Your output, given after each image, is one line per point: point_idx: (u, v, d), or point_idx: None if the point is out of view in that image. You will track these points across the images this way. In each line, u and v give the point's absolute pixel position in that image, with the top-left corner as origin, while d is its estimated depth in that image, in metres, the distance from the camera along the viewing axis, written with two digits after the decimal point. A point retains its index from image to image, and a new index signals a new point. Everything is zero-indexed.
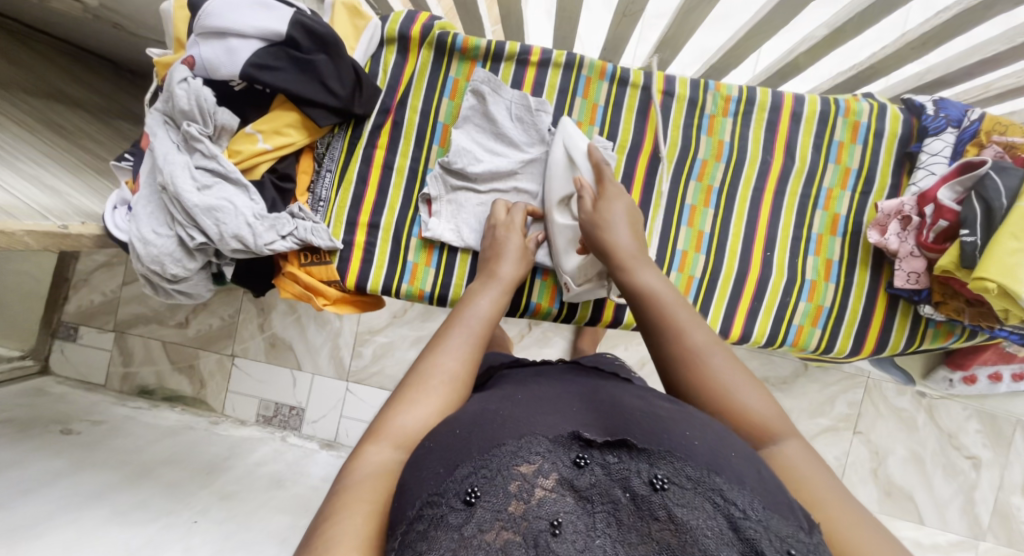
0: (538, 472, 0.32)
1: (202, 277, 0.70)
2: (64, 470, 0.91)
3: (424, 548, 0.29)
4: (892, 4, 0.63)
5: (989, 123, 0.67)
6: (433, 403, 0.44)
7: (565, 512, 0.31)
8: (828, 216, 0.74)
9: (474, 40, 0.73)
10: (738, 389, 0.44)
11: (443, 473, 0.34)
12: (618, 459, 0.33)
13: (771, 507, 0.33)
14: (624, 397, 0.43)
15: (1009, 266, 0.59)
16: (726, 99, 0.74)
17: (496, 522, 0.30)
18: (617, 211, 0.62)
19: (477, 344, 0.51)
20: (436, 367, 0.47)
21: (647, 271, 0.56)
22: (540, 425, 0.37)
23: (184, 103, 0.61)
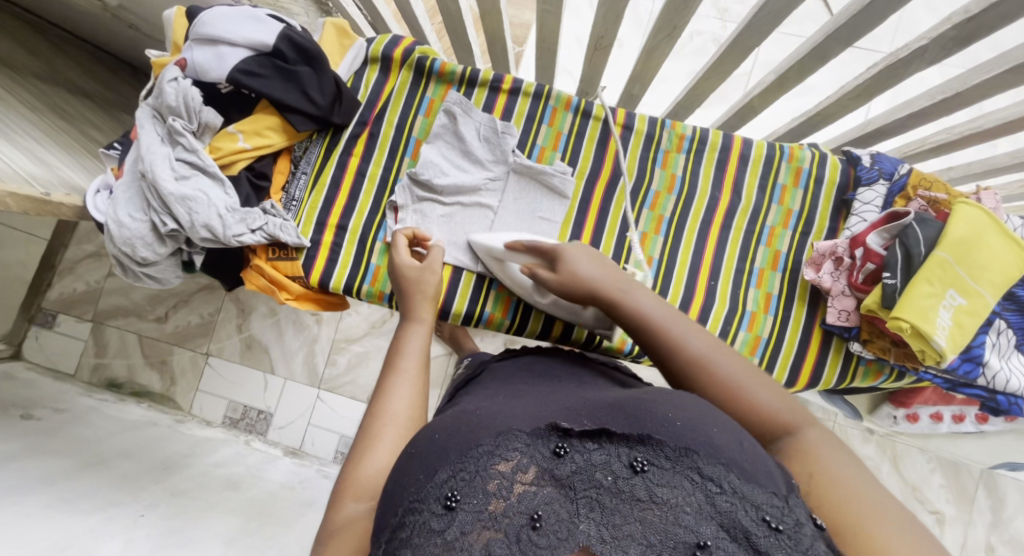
0: (517, 468, 0.33)
1: (171, 263, 0.73)
2: (18, 453, 0.91)
3: (408, 554, 0.31)
4: (824, 56, 0.69)
5: (915, 177, 0.73)
6: (383, 448, 0.45)
7: (546, 504, 0.32)
8: (770, 252, 0.79)
9: (451, 66, 0.79)
10: (752, 389, 0.46)
11: (423, 479, 0.35)
12: (597, 447, 0.36)
13: (747, 477, 0.35)
14: (603, 392, 0.45)
15: (922, 310, 0.63)
16: (681, 137, 0.80)
17: (477, 522, 0.30)
18: (576, 259, 0.59)
19: (420, 379, 0.53)
20: (381, 412, 0.48)
21: (642, 293, 0.55)
22: (517, 421, 0.38)
23: (172, 101, 0.65)
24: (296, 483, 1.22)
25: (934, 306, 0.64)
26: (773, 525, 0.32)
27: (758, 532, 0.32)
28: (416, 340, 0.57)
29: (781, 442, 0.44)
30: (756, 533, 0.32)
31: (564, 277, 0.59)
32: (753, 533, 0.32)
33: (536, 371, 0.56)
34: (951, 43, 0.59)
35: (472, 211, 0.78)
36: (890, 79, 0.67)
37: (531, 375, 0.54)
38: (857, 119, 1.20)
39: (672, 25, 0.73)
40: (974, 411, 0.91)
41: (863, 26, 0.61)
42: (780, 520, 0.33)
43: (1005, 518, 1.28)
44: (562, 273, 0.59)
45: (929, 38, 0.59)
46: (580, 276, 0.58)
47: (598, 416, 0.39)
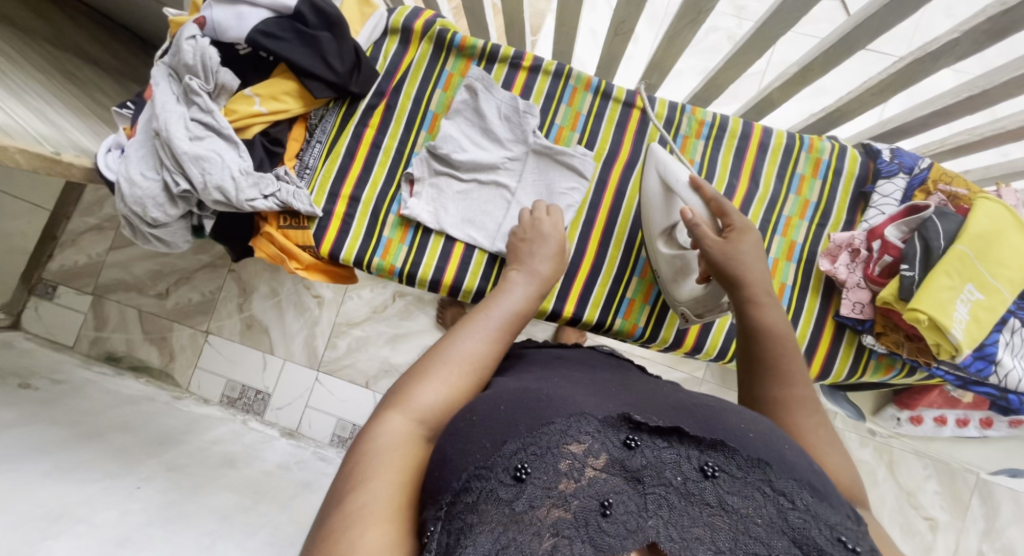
0: (588, 452, 0.34)
1: (181, 227, 0.72)
2: (15, 421, 0.90)
3: (475, 521, 0.30)
4: (850, 48, 0.68)
5: (937, 172, 0.73)
6: (450, 383, 0.44)
7: (615, 493, 0.32)
8: (786, 242, 0.79)
9: (472, 40, 0.78)
10: (826, 449, 0.44)
11: (490, 447, 0.34)
12: (668, 445, 0.35)
13: (817, 496, 0.35)
14: (670, 391, 0.46)
15: (940, 302, 0.62)
16: (700, 123, 0.79)
17: (546, 499, 0.31)
18: (749, 246, 0.59)
19: (504, 332, 0.51)
20: (461, 348, 0.47)
21: (773, 313, 0.55)
22: (587, 405, 0.38)
23: (189, 59, 0.64)
24: (293, 464, 1.22)
25: (952, 299, 0.63)
26: (848, 546, 0.32)
27: (833, 550, 0.32)
28: (518, 296, 0.56)
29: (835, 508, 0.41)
30: (831, 551, 0.32)
31: (729, 249, 0.59)
32: (827, 549, 0.31)
33: (557, 359, 0.55)
34: (984, 36, 0.58)
35: (489, 189, 0.77)
36: (916, 74, 0.66)
37: (552, 365, 0.53)
38: (871, 121, 1.18)
39: (697, 11, 0.71)
40: (979, 416, 0.90)
41: (892, 17, 0.60)
42: (853, 541, 0.33)
43: (998, 527, 1.28)
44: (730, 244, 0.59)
45: (960, 31, 0.58)
46: (745, 261, 0.58)
47: (668, 415, 0.39)
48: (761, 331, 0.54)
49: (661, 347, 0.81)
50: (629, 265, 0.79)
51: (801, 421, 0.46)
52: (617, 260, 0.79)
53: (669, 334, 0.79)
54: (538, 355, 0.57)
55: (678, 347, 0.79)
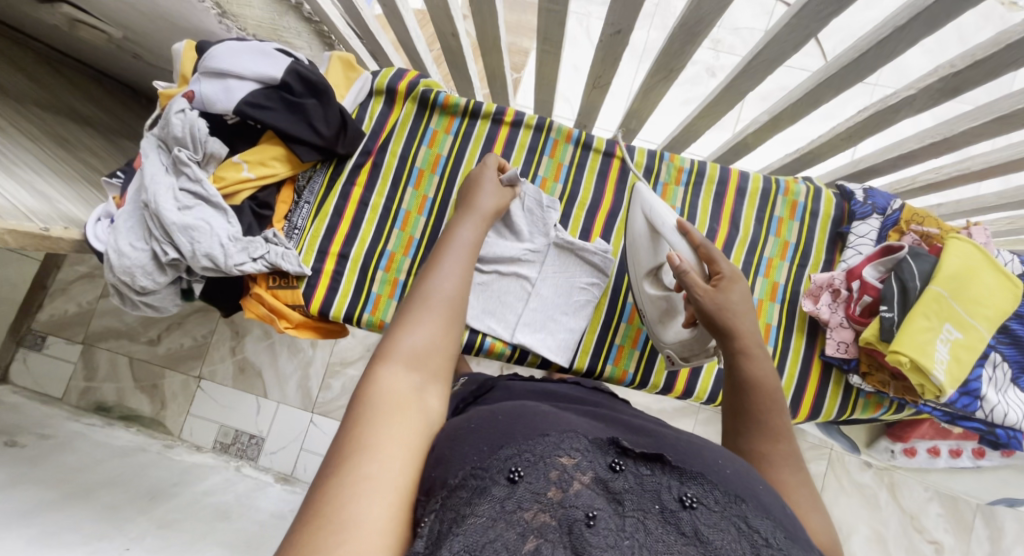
0: (577, 467, 0.35)
1: (170, 291, 0.73)
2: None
3: (467, 512, 0.31)
4: (816, 102, 0.72)
5: (908, 213, 0.74)
6: (433, 325, 0.47)
7: (599, 509, 0.33)
8: (768, 283, 0.80)
9: (455, 99, 0.81)
10: (806, 509, 0.44)
11: (486, 450, 0.35)
12: (650, 472, 0.36)
13: (790, 538, 0.35)
14: (640, 420, 0.47)
15: (920, 345, 0.63)
16: (679, 170, 0.82)
17: (536, 503, 0.32)
18: (740, 295, 0.59)
19: (468, 264, 0.55)
20: (435, 287, 0.50)
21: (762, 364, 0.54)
22: (580, 427, 0.39)
23: (178, 131, 0.66)
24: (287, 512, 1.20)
25: (931, 340, 0.64)
26: None
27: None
28: (469, 230, 0.59)
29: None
30: None
31: (724, 301, 0.58)
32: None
33: (549, 393, 0.55)
34: (937, 94, 0.61)
35: (507, 279, 0.78)
36: (881, 122, 0.70)
37: (531, 398, 0.53)
38: (843, 161, 1.23)
39: (669, 68, 0.75)
40: (972, 446, 0.89)
41: (854, 76, 0.64)
42: None
43: (1003, 548, 1.27)
44: (722, 294, 0.59)
45: (916, 88, 0.61)
46: (736, 310, 0.57)
47: (648, 445, 0.40)
48: (749, 385, 0.53)
49: (654, 390, 0.81)
50: (616, 312, 0.80)
51: (786, 475, 0.47)
52: (605, 306, 0.80)
53: (659, 380, 0.80)
54: (519, 388, 0.57)
55: (670, 392, 0.80)
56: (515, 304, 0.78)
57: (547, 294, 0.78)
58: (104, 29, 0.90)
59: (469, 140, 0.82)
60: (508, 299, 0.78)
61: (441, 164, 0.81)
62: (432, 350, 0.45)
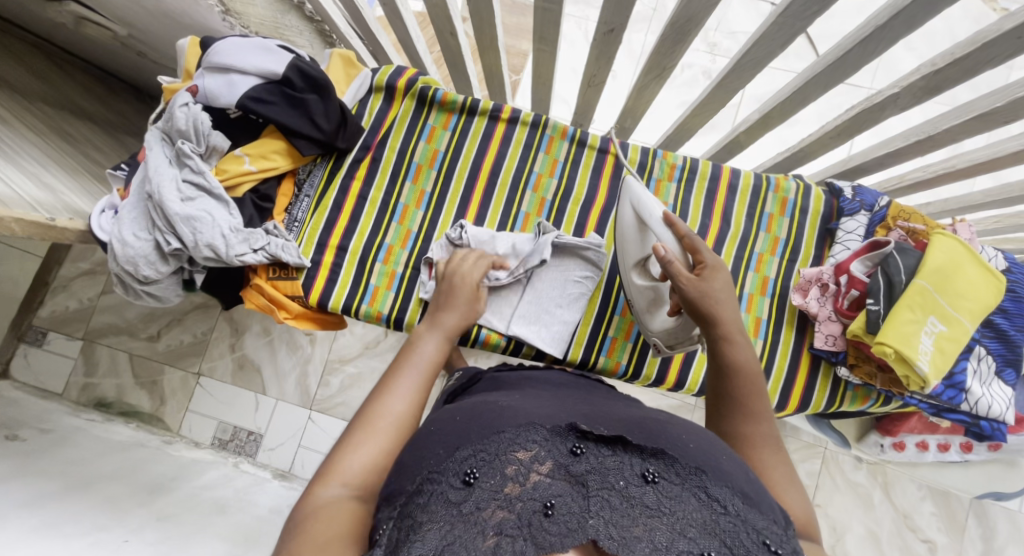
0: (534, 459, 0.37)
1: (172, 282, 0.74)
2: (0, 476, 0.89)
3: (424, 519, 0.33)
4: (805, 99, 0.73)
5: (895, 210, 0.76)
6: (377, 444, 0.49)
7: (558, 495, 0.35)
8: (758, 277, 0.82)
9: (452, 96, 0.83)
10: (785, 485, 0.48)
11: (443, 453, 0.39)
12: (611, 452, 0.39)
13: (750, 503, 0.38)
14: (620, 406, 0.51)
15: (904, 335, 0.65)
16: (672, 166, 0.83)
17: (493, 500, 0.34)
18: (722, 284, 0.62)
19: (423, 382, 0.57)
20: (384, 408, 0.52)
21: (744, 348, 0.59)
22: (538, 417, 0.42)
23: (182, 125, 0.67)
24: (285, 507, 1.21)
25: (916, 332, 0.66)
26: (771, 549, 0.36)
27: (758, 552, 0.35)
28: (430, 346, 0.61)
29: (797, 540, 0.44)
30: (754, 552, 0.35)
31: (706, 290, 0.61)
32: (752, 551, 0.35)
33: (544, 381, 0.58)
34: (921, 92, 0.63)
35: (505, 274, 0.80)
36: (868, 121, 0.71)
37: (521, 386, 0.57)
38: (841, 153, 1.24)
39: (661, 66, 0.76)
40: (960, 441, 0.92)
41: (840, 74, 0.66)
42: (777, 543, 0.37)
43: (995, 547, 1.28)
44: (705, 283, 0.61)
45: (900, 86, 0.63)
46: (718, 298, 0.60)
47: (614, 425, 0.43)
48: (733, 369, 0.58)
49: (646, 382, 0.83)
50: (609, 304, 0.82)
51: (762, 453, 0.51)
52: (599, 299, 0.82)
53: (651, 371, 0.81)
54: (509, 376, 0.60)
55: (662, 383, 0.81)
56: (510, 296, 0.79)
57: (542, 288, 0.80)
58: (109, 27, 0.92)
59: (466, 136, 0.83)
60: (503, 291, 0.79)
61: (439, 159, 0.83)
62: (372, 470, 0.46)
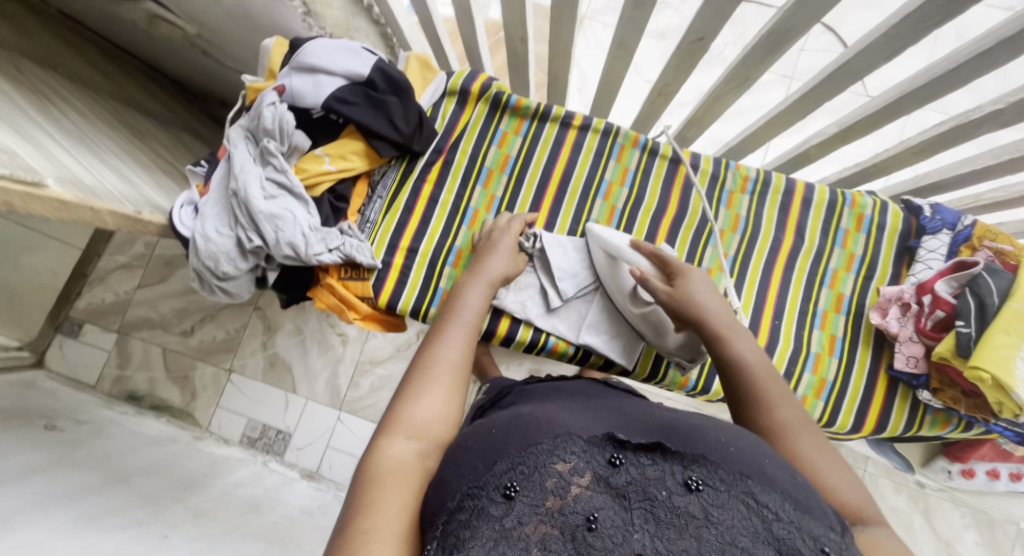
0: (574, 471, 0.37)
1: (247, 279, 0.74)
2: (44, 466, 0.88)
3: (467, 536, 0.34)
4: (895, 113, 0.72)
5: (980, 230, 0.74)
6: (436, 395, 0.50)
7: (601, 509, 0.36)
8: (833, 294, 0.80)
9: (526, 101, 0.83)
10: (825, 470, 0.47)
11: (482, 468, 0.39)
12: (652, 461, 0.38)
13: (801, 510, 0.37)
14: (651, 412, 0.49)
15: (1000, 357, 0.63)
16: (744, 179, 0.82)
17: (535, 515, 0.35)
18: (695, 282, 0.64)
19: (471, 334, 0.57)
20: (438, 357, 0.53)
21: (743, 341, 0.59)
22: (576, 427, 0.42)
23: (269, 123, 0.68)
24: (314, 508, 1.20)
25: (1012, 357, 0.64)
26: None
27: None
28: (473, 301, 0.61)
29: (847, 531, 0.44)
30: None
31: (677, 294, 0.64)
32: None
33: (578, 392, 0.57)
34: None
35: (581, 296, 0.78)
36: (959, 137, 0.70)
37: (549, 398, 0.55)
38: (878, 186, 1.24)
39: (743, 77, 0.75)
40: None
41: (944, 87, 0.64)
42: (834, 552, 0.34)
43: None
44: (677, 290, 0.64)
45: (1006, 102, 0.62)
46: (701, 303, 0.62)
47: (651, 432, 0.42)
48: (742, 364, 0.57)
49: (714, 395, 0.81)
50: None
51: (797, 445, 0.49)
52: None
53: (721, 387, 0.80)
54: (539, 388, 0.59)
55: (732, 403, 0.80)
56: (580, 305, 0.78)
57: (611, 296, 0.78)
58: (180, 26, 0.94)
59: (537, 142, 0.83)
60: (572, 299, 0.78)
61: (510, 164, 0.83)
62: (434, 421, 0.48)
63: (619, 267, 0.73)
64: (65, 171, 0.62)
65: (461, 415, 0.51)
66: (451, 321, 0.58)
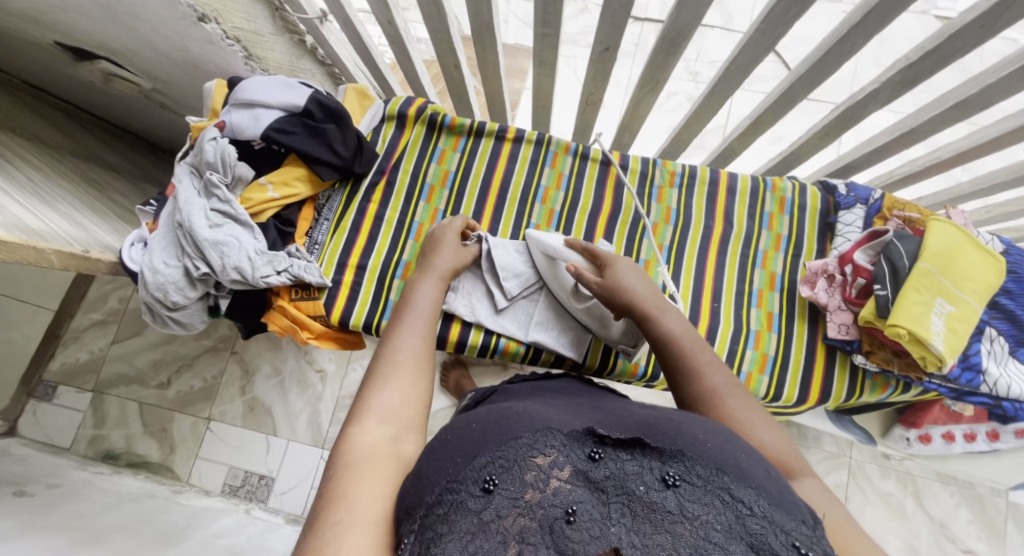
0: (553, 464, 0.38)
1: (198, 308, 0.76)
2: (9, 528, 0.86)
3: (444, 531, 0.34)
4: (792, 101, 0.78)
5: (888, 201, 0.80)
6: (399, 382, 0.51)
7: (579, 502, 0.36)
8: (766, 273, 0.84)
9: (460, 120, 0.88)
10: (756, 429, 0.51)
11: (461, 462, 0.38)
12: (630, 457, 0.39)
13: (775, 503, 0.38)
14: (633, 409, 0.49)
15: (915, 315, 0.67)
16: (672, 174, 0.88)
17: (514, 508, 0.35)
18: (623, 271, 0.68)
19: (430, 323, 0.60)
20: (399, 347, 0.55)
21: (671, 317, 0.62)
22: (555, 421, 0.42)
23: (211, 157, 0.71)
24: None
25: (926, 313, 0.67)
26: (802, 550, 0.35)
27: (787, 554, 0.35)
28: (427, 294, 0.64)
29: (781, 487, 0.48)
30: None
31: (607, 284, 0.67)
32: (780, 552, 0.35)
33: (560, 389, 0.59)
34: (899, 85, 0.67)
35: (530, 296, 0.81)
36: (852, 118, 0.76)
37: (533, 395, 0.57)
38: (830, 157, 1.33)
39: (654, 80, 0.82)
40: (985, 429, 0.92)
41: (822, 73, 0.70)
42: (805, 545, 0.36)
43: None
44: (606, 279, 0.68)
45: (878, 82, 0.68)
46: (628, 287, 0.65)
47: (630, 429, 0.43)
48: (669, 339, 0.60)
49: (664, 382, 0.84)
50: None
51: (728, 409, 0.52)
52: None
53: None
54: (519, 388, 0.61)
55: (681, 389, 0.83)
56: (527, 304, 0.81)
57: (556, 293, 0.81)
58: (136, 82, 0.99)
59: (475, 156, 0.88)
60: (518, 299, 0.81)
61: (450, 179, 0.87)
62: (401, 405, 0.49)
63: (559, 266, 0.77)
64: (12, 218, 0.64)
65: (429, 399, 0.52)
66: (408, 313, 0.60)
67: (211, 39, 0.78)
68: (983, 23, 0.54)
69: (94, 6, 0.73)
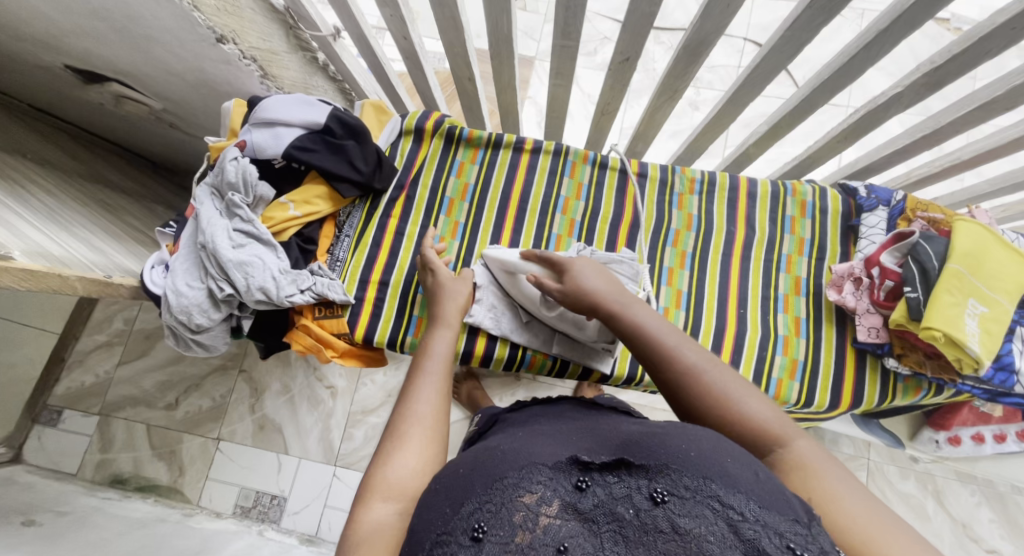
0: (541, 501, 0.35)
1: (222, 330, 0.76)
2: None
3: None
4: (811, 107, 0.78)
5: (912, 203, 0.80)
6: (411, 452, 0.47)
7: (571, 537, 0.33)
8: (791, 278, 0.84)
9: (478, 132, 0.88)
10: (738, 400, 0.48)
11: (449, 511, 0.37)
12: (618, 480, 0.36)
13: (768, 505, 0.34)
14: (622, 427, 0.47)
15: (950, 317, 0.66)
16: (692, 181, 0.88)
17: (505, 553, 0.32)
18: (581, 272, 0.62)
19: (444, 385, 0.56)
20: (410, 412, 0.51)
21: (637, 307, 0.58)
22: (541, 455, 0.40)
23: (232, 177, 0.70)
24: None
25: (959, 314, 0.67)
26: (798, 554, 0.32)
27: None
28: (443, 348, 0.61)
29: (773, 456, 0.45)
30: None
31: (568, 290, 0.62)
32: None
33: (560, 414, 0.56)
34: (923, 88, 0.67)
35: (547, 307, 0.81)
36: (872, 122, 0.76)
37: (529, 423, 0.55)
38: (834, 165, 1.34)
39: (673, 88, 0.82)
40: (1015, 429, 0.93)
41: (844, 78, 0.70)
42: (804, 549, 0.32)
43: None
44: (567, 285, 0.62)
45: (902, 85, 0.68)
46: (591, 287, 0.60)
47: (614, 450, 0.40)
48: (640, 328, 0.56)
49: None
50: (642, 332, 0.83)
51: (710, 386, 0.49)
52: None
53: None
54: (521, 415, 0.59)
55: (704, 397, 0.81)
56: None
57: None
58: (146, 103, 0.98)
59: (493, 167, 0.88)
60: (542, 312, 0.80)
61: (470, 192, 0.87)
62: (413, 478, 0.45)
63: (519, 279, 0.74)
64: (34, 244, 0.63)
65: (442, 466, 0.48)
66: (422, 376, 0.56)
67: (227, 59, 0.78)
68: (1013, 25, 0.54)
69: (110, 30, 0.73)
